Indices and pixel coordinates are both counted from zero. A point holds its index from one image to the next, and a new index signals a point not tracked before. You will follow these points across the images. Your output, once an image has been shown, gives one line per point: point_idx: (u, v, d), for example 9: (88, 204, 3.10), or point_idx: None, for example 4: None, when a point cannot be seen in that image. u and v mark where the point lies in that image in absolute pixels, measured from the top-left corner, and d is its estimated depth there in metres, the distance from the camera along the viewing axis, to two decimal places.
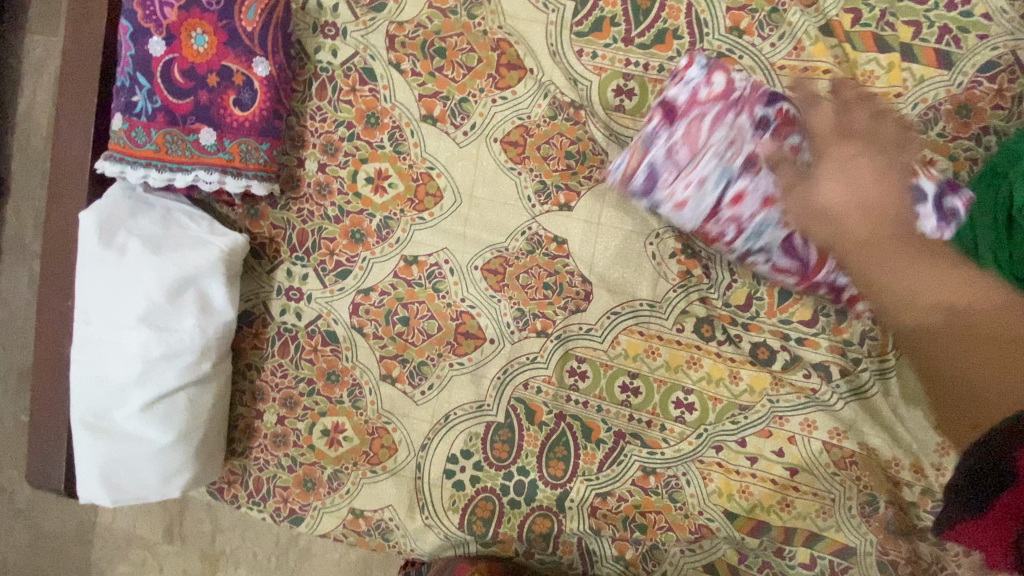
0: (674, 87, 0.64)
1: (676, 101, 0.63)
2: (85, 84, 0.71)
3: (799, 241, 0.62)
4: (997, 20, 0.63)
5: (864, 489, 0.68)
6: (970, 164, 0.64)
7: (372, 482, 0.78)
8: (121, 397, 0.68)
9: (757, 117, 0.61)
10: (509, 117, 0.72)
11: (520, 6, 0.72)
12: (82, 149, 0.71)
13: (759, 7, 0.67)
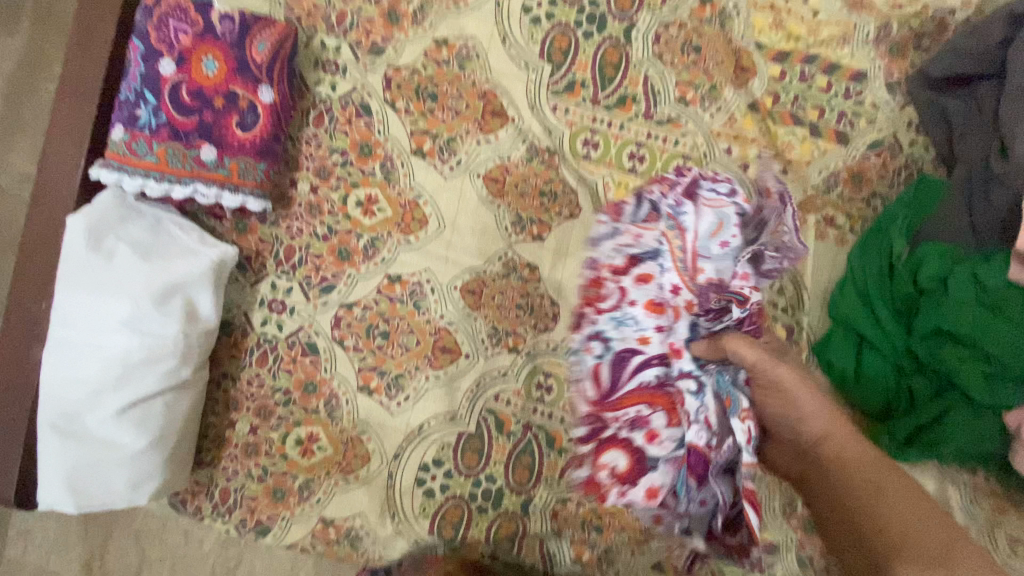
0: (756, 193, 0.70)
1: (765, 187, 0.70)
2: (85, 95, 0.74)
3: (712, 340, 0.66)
4: (882, 109, 0.80)
5: (783, 489, 0.80)
6: (860, 222, 0.80)
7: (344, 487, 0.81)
8: (97, 400, 0.68)
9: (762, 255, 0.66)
10: (491, 157, 0.82)
11: (505, 63, 0.82)
12: (76, 156, 0.73)
13: (701, 83, 0.81)
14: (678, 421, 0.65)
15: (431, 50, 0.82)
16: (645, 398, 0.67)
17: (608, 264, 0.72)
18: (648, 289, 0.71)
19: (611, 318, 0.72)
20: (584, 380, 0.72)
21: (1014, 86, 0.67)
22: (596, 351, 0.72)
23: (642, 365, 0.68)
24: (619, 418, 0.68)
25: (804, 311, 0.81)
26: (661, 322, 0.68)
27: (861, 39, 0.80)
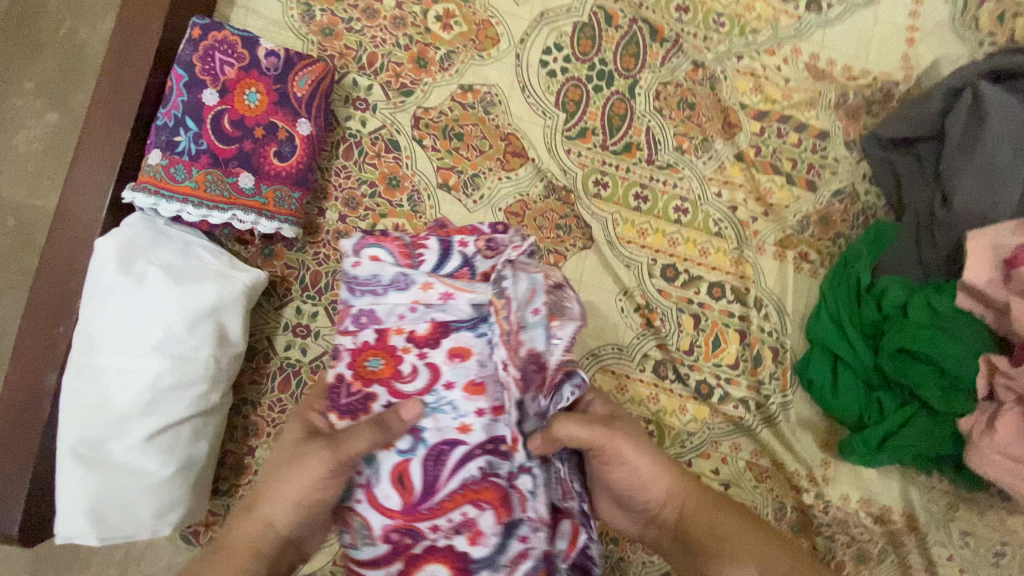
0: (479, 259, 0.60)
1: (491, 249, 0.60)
2: (118, 116, 0.73)
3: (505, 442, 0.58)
4: (842, 163, 0.95)
5: (775, 497, 0.88)
6: (829, 257, 0.93)
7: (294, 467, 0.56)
8: (125, 425, 0.66)
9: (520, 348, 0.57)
10: (512, 192, 0.89)
11: (525, 109, 0.91)
12: (106, 177, 0.73)
13: (695, 135, 0.93)
14: (506, 518, 0.57)
15: (457, 94, 0.89)
16: (470, 499, 0.57)
17: (403, 328, 0.59)
18: (467, 366, 0.58)
19: (428, 407, 0.58)
20: (379, 482, 0.57)
21: (951, 151, 0.83)
22: (402, 446, 0.57)
23: (466, 458, 0.57)
24: (436, 526, 0.56)
25: (787, 334, 0.92)
26: (490, 406, 0.58)
27: (824, 104, 0.95)
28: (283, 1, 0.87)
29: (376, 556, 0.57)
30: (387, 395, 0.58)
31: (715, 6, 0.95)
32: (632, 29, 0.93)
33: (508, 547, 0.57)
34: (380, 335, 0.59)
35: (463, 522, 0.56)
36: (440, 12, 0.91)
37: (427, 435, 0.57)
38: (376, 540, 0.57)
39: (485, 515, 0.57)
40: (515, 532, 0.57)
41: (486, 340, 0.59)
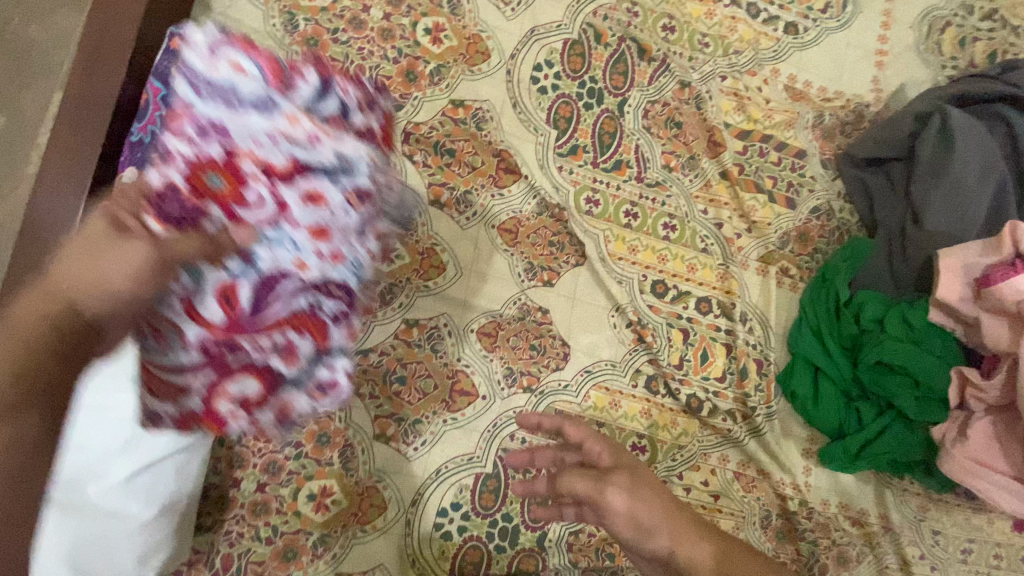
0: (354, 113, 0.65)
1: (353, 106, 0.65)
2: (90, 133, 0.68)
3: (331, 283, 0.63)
4: (819, 181, 0.99)
5: (762, 505, 0.91)
6: (808, 272, 0.97)
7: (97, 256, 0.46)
8: (103, 468, 0.61)
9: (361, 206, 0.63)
10: (504, 210, 0.89)
11: (516, 126, 0.90)
12: (74, 197, 0.67)
13: (682, 153, 0.95)
14: (322, 345, 0.64)
15: (448, 109, 0.88)
16: (294, 326, 0.62)
17: (257, 155, 0.58)
18: (318, 211, 0.60)
19: (267, 237, 0.59)
20: (203, 296, 0.58)
21: (921, 171, 0.88)
22: (231, 268, 0.58)
23: (297, 292, 0.61)
24: (259, 345, 0.60)
25: (770, 347, 0.95)
26: (332, 250, 0.61)
27: (802, 124, 0.99)
28: (264, 10, 0.84)
29: (189, 362, 0.59)
30: (223, 216, 0.57)
31: (699, 27, 0.98)
32: (621, 48, 0.95)
33: (315, 375, 0.65)
34: (229, 156, 0.58)
35: (285, 343, 0.61)
36: (430, 25, 0.89)
37: (261, 266, 0.59)
38: (189, 348, 0.59)
39: (304, 343, 0.62)
40: (324, 361, 0.65)
41: (345, 193, 0.61)
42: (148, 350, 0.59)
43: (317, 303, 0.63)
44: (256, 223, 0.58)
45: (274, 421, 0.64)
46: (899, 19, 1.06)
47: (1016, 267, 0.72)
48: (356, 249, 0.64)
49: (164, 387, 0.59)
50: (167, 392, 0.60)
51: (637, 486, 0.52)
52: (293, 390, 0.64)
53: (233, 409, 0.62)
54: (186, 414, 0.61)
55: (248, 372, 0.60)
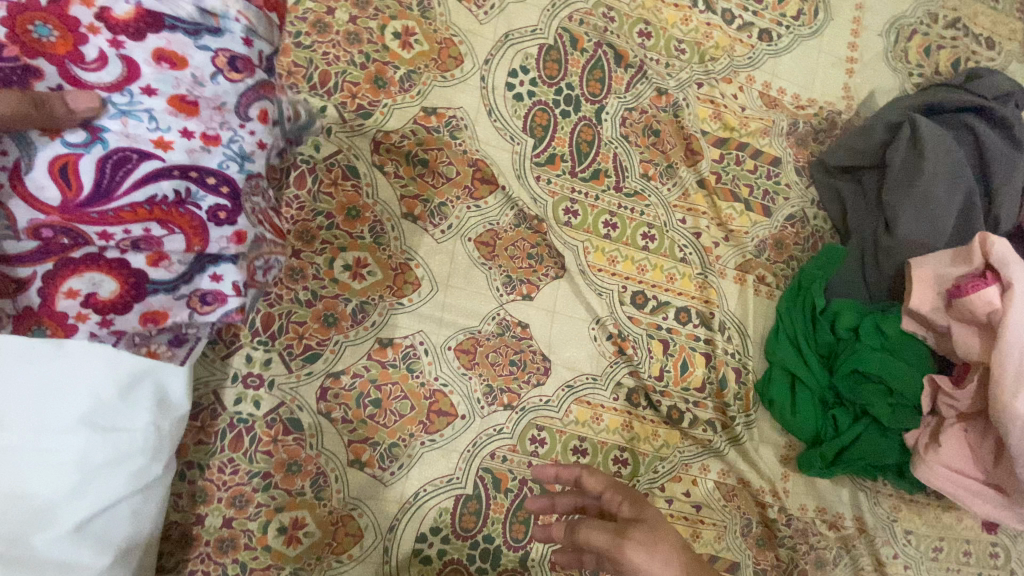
0: None
1: None
2: None
3: (197, 173, 0.54)
4: (793, 189, 0.99)
5: (742, 514, 0.92)
6: (784, 280, 0.97)
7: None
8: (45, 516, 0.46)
9: (228, 78, 0.55)
10: (480, 222, 0.86)
11: (492, 134, 0.87)
12: None
13: (660, 161, 0.94)
14: (197, 249, 0.55)
15: (420, 117, 0.84)
16: (151, 215, 0.53)
17: (92, 4, 0.50)
18: (177, 78, 0.53)
19: (113, 104, 0.51)
20: (32, 169, 0.49)
21: (893, 181, 0.89)
22: (71, 137, 0.50)
23: (158, 176, 0.52)
24: (107, 234, 0.51)
25: (749, 356, 0.95)
26: (204, 130, 0.55)
27: (776, 132, 0.99)
28: None
29: (22, 252, 0.49)
30: (64, 83, 0.49)
31: (675, 33, 0.97)
32: (597, 54, 0.93)
33: (197, 284, 0.57)
34: (60, 6, 0.49)
35: (148, 237, 0.53)
36: (399, 29, 0.85)
37: (110, 138, 0.51)
38: (21, 238, 0.49)
39: (173, 241, 0.54)
40: (207, 269, 0.58)
41: (214, 56, 0.55)
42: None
43: (189, 202, 0.55)
44: (105, 92, 0.50)
45: (140, 329, 0.54)
46: (868, 27, 1.08)
47: (986, 279, 0.73)
48: (241, 134, 0.57)
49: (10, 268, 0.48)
50: (4, 286, 0.48)
51: (660, 540, 0.48)
52: (163, 300, 0.55)
53: (76, 310, 0.50)
54: (21, 314, 0.49)
55: (99, 270, 0.51)
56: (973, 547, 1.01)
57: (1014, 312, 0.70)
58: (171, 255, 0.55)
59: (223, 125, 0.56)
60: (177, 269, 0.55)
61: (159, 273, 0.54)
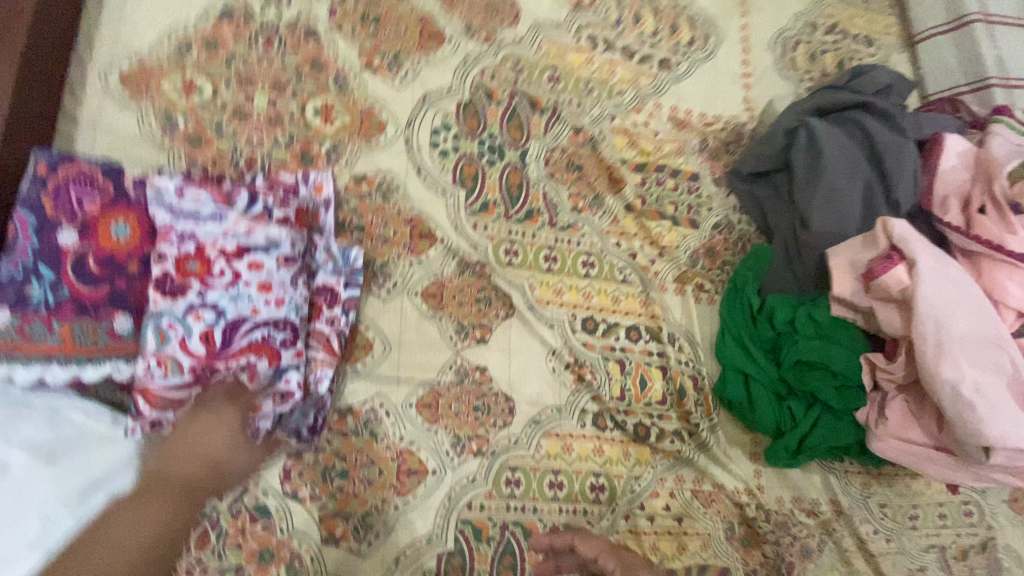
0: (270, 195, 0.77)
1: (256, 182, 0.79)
2: None
3: (254, 325, 0.71)
4: (715, 199, 1.06)
5: (724, 518, 0.93)
6: (721, 284, 1.03)
7: (192, 418, 0.72)
8: None
9: (282, 260, 0.74)
10: (425, 275, 0.88)
11: (424, 192, 0.91)
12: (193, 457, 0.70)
13: (587, 193, 0.99)
14: (275, 363, 0.73)
15: (351, 185, 0.87)
16: (254, 351, 0.71)
17: (216, 244, 0.70)
18: (262, 274, 0.73)
19: (227, 294, 0.70)
20: (191, 337, 0.68)
21: (799, 181, 0.97)
22: (207, 317, 0.69)
23: (253, 328, 0.71)
24: (227, 366, 0.70)
25: (701, 361, 0.99)
26: (276, 297, 0.73)
27: (690, 150, 1.06)
28: (137, 114, 0.79)
29: (175, 385, 0.67)
30: (201, 289, 0.69)
31: (582, 74, 1.04)
32: (512, 104, 0.98)
33: (277, 385, 0.73)
34: (198, 248, 0.69)
35: (247, 361, 0.71)
36: (319, 106, 0.88)
37: (225, 312, 0.70)
38: (182, 373, 0.67)
39: (263, 360, 0.72)
40: (283, 376, 0.73)
41: (278, 259, 0.74)
42: (140, 376, 0.66)
43: (269, 325, 0.73)
44: (220, 287, 0.70)
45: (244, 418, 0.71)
46: (757, 43, 1.18)
47: (892, 259, 0.79)
48: (294, 293, 0.75)
49: (158, 399, 0.66)
50: (157, 403, 0.66)
51: None
52: (260, 397, 0.72)
53: None
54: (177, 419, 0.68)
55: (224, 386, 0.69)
56: (947, 509, 1.06)
57: (921, 286, 0.75)
58: (259, 375, 0.72)
59: (284, 293, 0.74)
60: (262, 379, 0.72)
61: (253, 399, 0.71)
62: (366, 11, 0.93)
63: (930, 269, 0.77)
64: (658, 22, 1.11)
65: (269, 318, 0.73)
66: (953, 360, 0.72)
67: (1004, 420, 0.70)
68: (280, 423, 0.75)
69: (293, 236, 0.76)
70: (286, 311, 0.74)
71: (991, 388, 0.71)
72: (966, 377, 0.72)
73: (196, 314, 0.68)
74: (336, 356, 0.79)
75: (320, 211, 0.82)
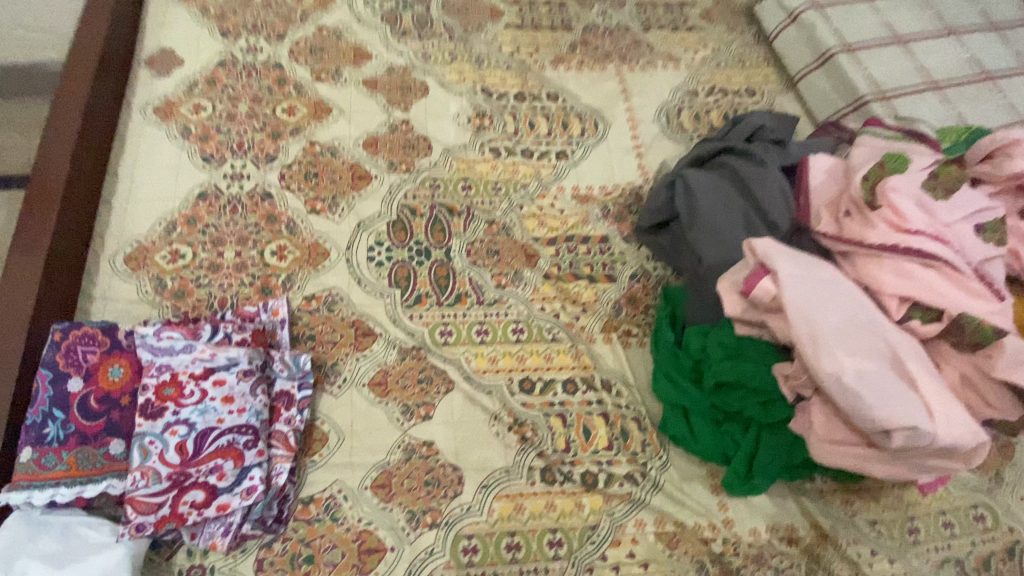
0: (233, 325, 0.96)
1: (226, 317, 0.99)
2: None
3: (220, 433, 0.86)
4: (627, 254, 1.18)
5: (692, 558, 0.93)
6: (649, 326, 1.12)
7: None
8: None
9: (243, 374, 0.90)
10: (370, 367, 1.02)
11: (365, 297, 1.08)
12: None
13: (508, 271, 1.14)
14: (240, 463, 0.86)
15: (303, 304, 1.06)
16: (221, 454, 0.85)
17: (187, 369, 0.87)
18: (225, 388, 0.88)
19: (196, 409, 0.86)
20: (168, 449, 0.83)
21: (686, 222, 1.08)
22: (181, 431, 0.84)
23: (220, 434, 0.86)
24: (198, 470, 0.83)
25: (641, 401, 1.05)
26: (238, 405, 0.88)
27: (595, 217, 1.21)
28: (136, 283, 1.03)
29: (156, 490, 0.81)
30: (175, 408, 0.85)
31: (490, 177, 1.24)
32: (434, 213, 1.18)
33: (243, 482, 0.85)
34: (173, 375, 0.86)
35: (215, 463, 0.84)
36: (275, 248, 1.10)
37: (196, 424, 0.85)
38: (161, 480, 0.82)
39: (229, 461, 0.85)
40: (248, 474, 0.86)
41: (238, 374, 0.89)
42: (128, 488, 0.81)
43: (233, 431, 0.87)
44: (191, 404, 0.86)
45: (215, 514, 0.83)
46: (644, 117, 1.36)
47: (759, 272, 0.86)
48: (255, 401, 0.90)
49: (142, 505, 0.80)
50: (142, 508, 0.80)
51: None
52: (228, 494, 0.84)
53: (187, 513, 0.82)
54: (158, 520, 0.81)
55: (196, 488, 0.83)
56: (952, 516, 0.98)
57: (786, 292, 0.81)
58: (226, 475, 0.84)
59: (245, 401, 0.89)
60: (229, 478, 0.85)
61: (223, 497, 0.84)
62: (307, 171, 1.19)
63: (791, 274, 0.82)
64: (550, 122, 1.32)
65: (232, 425, 0.87)
66: (830, 353, 0.76)
67: (891, 401, 0.73)
68: (249, 517, 0.86)
69: (252, 353, 0.92)
70: (247, 417, 0.88)
71: (872, 373, 0.75)
72: (846, 367, 0.75)
73: (171, 429, 0.84)
74: (295, 451, 0.91)
75: (277, 330, 1.01)
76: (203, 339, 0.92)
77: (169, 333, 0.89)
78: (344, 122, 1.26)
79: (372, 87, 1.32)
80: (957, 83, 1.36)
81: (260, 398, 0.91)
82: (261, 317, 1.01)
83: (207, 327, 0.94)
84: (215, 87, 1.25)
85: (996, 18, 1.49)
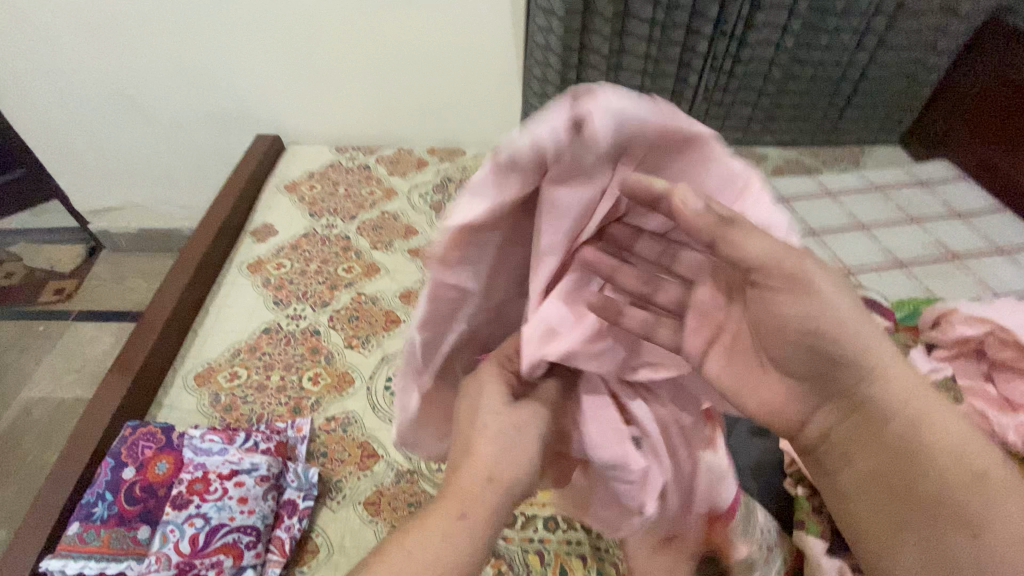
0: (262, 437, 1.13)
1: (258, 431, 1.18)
2: (63, 480, 1.05)
3: (227, 529, 0.98)
4: None
5: None
6: None
7: None
8: None
9: (260, 478, 1.04)
10: (369, 485, 1.13)
11: (376, 421, 1.24)
12: None
13: None
14: (236, 563, 0.95)
15: (324, 424, 1.23)
16: (224, 550, 0.95)
17: (217, 469, 1.04)
18: (242, 489, 1.02)
19: (214, 506, 0.99)
20: (182, 539, 0.95)
21: None
22: (197, 523, 0.97)
23: (228, 531, 0.97)
24: (201, 563, 0.94)
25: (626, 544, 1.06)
26: (249, 507, 1.01)
27: None
28: (196, 395, 1.27)
29: None
30: (198, 501, 1.00)
31: None
32: None
33: None
34: (204, 472, 1.03)
35: (217, 559, 0.94)
36: (312, 375, 1.32)
37: (211, 519, 0.98)
38: (168, 568, 0.93)
39: (229, 558, 0.95)
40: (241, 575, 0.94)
41: (256, 478, 1.04)
42: (141, 570, 0.93)
43: (238, 529, 0.98)
44: (212, 500, 1.00)
45: None
46: None
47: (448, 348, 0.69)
48: (263, 504, 1.02)
49: None
50: None
51: None
52: None
53: None
54: None
55: None
56: None
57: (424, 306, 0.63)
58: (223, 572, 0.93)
59: (255, 503, 1.02)
60: None
61: None
62: (350, 314, 1.47)
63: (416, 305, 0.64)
64: None
65: (240, 524, 0.98)
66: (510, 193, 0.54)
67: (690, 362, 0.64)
68: None
69: (271, 460, 1.08)
70: (253, 518, 1.00)
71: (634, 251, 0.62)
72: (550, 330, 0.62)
73: (190, 521, 0.97)
74: (287, 557, 1.00)
75: (296, 445, 1.17)
76: (236, 445, 1.09)
77: (209, 436, 1.08)
78: (388, 278, 1.58)
79: (413, 254, 1.66)
80: (923, 262, 1.53)
81: (268, 503, 1.03)
82: (286, 433, 1.18)
83: (241, 435, 1.12)
84: (297, 251, 1.64)
85: (959, 208, 1.70)
